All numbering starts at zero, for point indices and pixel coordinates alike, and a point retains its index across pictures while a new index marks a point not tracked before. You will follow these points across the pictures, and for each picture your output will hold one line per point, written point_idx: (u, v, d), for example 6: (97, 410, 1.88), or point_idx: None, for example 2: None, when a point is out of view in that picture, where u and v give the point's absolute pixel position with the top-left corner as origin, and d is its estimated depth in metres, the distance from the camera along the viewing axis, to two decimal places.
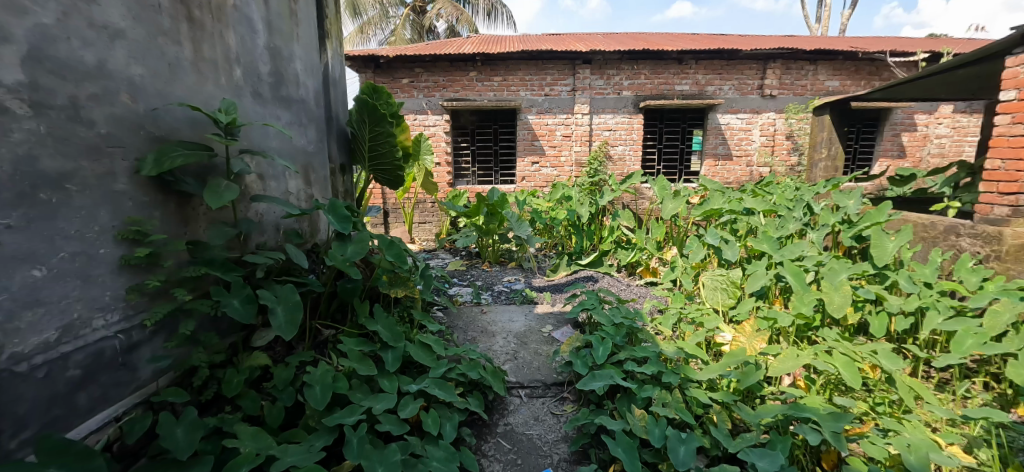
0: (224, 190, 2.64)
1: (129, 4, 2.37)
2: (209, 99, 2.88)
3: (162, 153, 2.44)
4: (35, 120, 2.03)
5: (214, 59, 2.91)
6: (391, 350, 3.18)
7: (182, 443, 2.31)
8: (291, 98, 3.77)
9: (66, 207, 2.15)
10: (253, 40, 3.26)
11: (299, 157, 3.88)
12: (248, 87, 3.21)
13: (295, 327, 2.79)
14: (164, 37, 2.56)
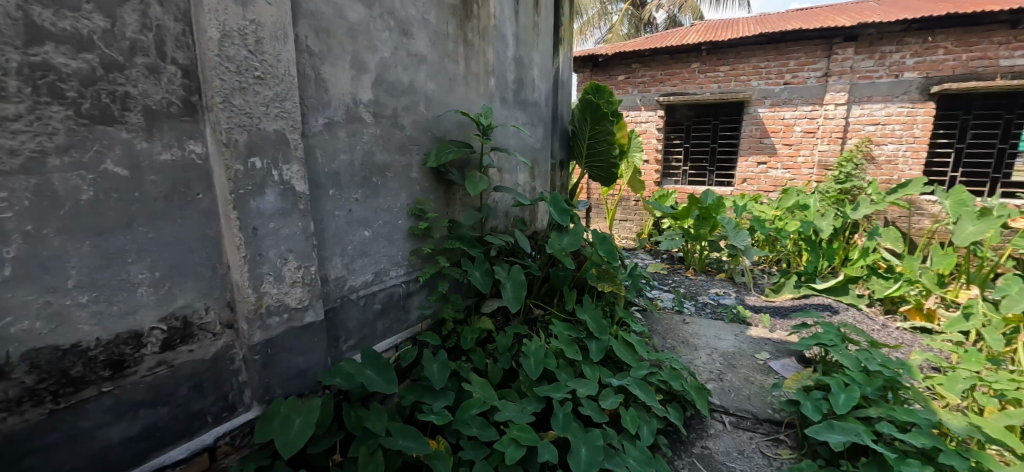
0: (479, 181, 3.15)
1: (429, 34, 3.06)
2: (472, 106, 3.56)
3: (439, 151, 3.04)
4: (374, 126, 2.72)
5: (479, 73, 3.57)
6: (596, 341, 3.32)
7: (438, 376, 2.66)
8: (529, 102, 4.36)
9: (385, 189, 2.86)
10: (507, 58, 3.92)
11: (528, 151, 4.47)
12: (500, 94, 3.85)
13: (520, 301, 3.18)
14: (449, 58, 3.26)
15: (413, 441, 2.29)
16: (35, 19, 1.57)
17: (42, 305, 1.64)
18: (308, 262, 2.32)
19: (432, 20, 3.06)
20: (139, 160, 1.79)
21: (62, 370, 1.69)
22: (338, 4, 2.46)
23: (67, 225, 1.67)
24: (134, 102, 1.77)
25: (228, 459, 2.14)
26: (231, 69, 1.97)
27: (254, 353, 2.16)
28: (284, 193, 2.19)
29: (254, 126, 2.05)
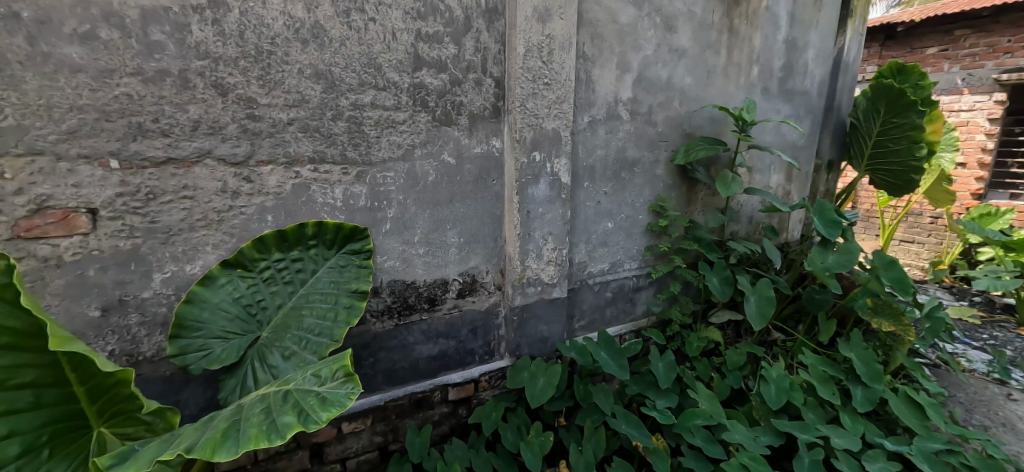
0: (732, 181, 2.23)
1: (694, 27, 2.23)
2: (747, 91, 2.47)
3: (690, 146, 2.25)
4: (632, 124, 2.17)
5: (763, 50, 2.45)
6: (862, 389, 2.11)
7: (693, 345, 2.28)
8: (854, 89, 2.90)
9: (633, 186, 2.25)
10: (777, 58, 2.52)
11: (791, 151, 2.74)
12: (795, 76, 2.61)
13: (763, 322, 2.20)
14: (724, 32, 2.31)
15: (663, 400, 2.02)
16: (419, 52, 1.66)
17: (399, 264, 1.79)
18: (563, 245, 2.07)
19: (701, 10, 2.22)
20: (462, 155, 1.82)
21: (404, 299, 1.84)
22: (612, 5, 1.98)
23: (421, 199, 1.78)
24: (465, 111, 1.79)
25: (487, 393, 2.08)
26: (530, 81, 1.82)
27: (513, 315, 2.04)
28: (553, 182, 1.97)
29: (539, 125, 1.88)
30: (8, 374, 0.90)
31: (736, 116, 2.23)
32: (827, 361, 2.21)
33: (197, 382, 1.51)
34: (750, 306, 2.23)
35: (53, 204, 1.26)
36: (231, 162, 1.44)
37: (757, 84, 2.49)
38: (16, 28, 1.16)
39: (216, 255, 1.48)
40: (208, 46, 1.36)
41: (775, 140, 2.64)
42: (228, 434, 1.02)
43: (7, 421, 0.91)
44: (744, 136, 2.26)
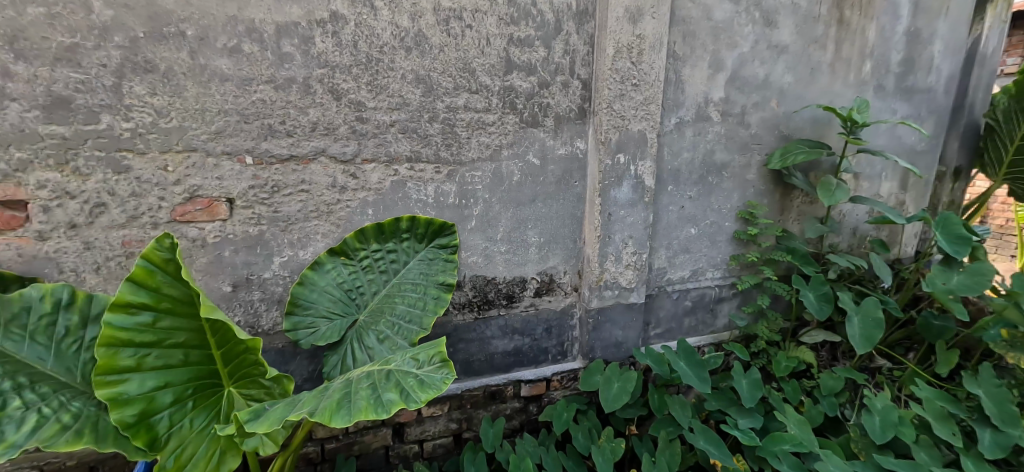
0: (837, 187, 2.07)
1: (798, 21, 2.09)
2: (855, 89, 2.27)
3: (788, 149, 2.12)
4: (723, 125, 2.09)
5: (873, 43, 2.23)
6: (993, 433, 1.86)
7: (781, 365, 2.14)
8: (989, 81, 2.53)
9: (720, 190, 2.16)
10: (896, 51, 2.28)
11: (910, 156, 2.47)
12: (914, 70, 2.34)
13: (871, 345, 2.01)
14: (825, 26, 2.14)
15: (746, 419, 1.93)
16: (511, 56, 1.72)
17: (481, 260, 1.87)
18: (643, 249, 2.04)
19: (806, 2, 2.08)
20: (546, 156, 1.85)
21: (484, 294, 1.91)
22: (708, 1, 1.92)
23: (506, 199, 1.84)
24: (551, 113, 1.82)
25: (559, 393, 2.10)
26: (618, 82, 1.81)
27: (589, 317, 2.04)
28: (637, 185, 1.95)
29: (625, 126, 1.87)
30: (165, 335, 1.06)
31: (844, 116, 2.06)
32: (947, 397, 1.97)
33: (303, 356, 1.68)
34: (853, 327, 2.07)
35: (201, 193, 1.47)
36: (341, 160, 1.59)
37: (869, 81, 2.28)
38: (181, 45, 1.36)
39: (324, 243, 1.64)
40: (328, 55, 1.50)
41: (888, 144, 2.40)
42: (342, 403, 1.14)
43: (162, 375, 1.08)
44: (853, 138, 2.08)
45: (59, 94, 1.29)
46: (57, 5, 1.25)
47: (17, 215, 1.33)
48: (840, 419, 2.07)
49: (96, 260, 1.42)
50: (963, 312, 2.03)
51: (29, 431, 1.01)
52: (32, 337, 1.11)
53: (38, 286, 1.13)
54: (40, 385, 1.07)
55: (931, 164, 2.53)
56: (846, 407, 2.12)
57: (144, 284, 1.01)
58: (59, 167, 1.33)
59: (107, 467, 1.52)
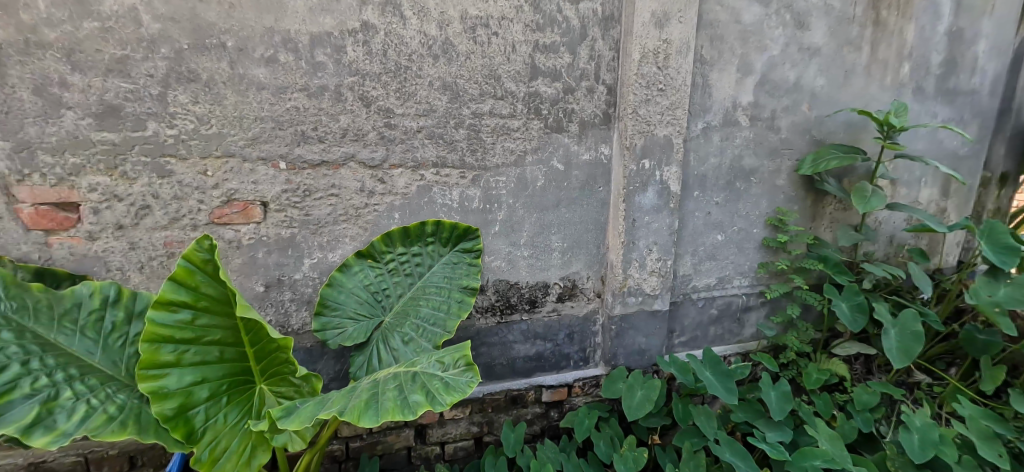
0: (872, 194, 2.02)
1: (831, 23, 2.05)
2: (891, 92, 2.21)
3: (821, 154, 2.08)
4: (752, 130, 2.06)
5: (911, 45, 2.17)
6: None
7: (812, 378, 2.09)
8: None
9: (748, 196, 2.13)
10: (936, 52, 2.21)
11: (952, 161, 2.38)
12: (956, 72, 2.26)
13: (909, 359, 1.95)
14: (860, 28, 2.09)
15: (775, 433, 1.89)
16: (536, 62, 1.73)
17: (504, 264, 1.89)
18: (668, 256, 2.03)
19: (839, 4, 2.04)
20: (570, 161, 1.86)
21: (507, 298, 1.93)
22: (736, 4, 1.90)
23: (530, 204, 1.85)
24: (576, 118, 1.83)
25: (580, 399, 2.09)
26: (644, 87, 1.81)
27: (612, 323, 2.04)
28: (662, 191, 1.94)
29: (650, 132, 1.86)
30: (203, 333, 1.10)
31: (880, 120, 2.01)
32: (994, 417, 1.89)
33: (330, 356, 1.73)
34: (890, 340, 2.01)
35: (238, 196, 1.53)
36: (370, 165, 1.63)
37: (907, 83, 2.21)
38: (222, 56, 1.42)
39: (352, 246, 1.68)
40: (358, 64, 1.54)
41: (929, 149, 2.33)
42: (370, 403, 1.16)
43: (200, 370, 1.12)
44: (889, 143, 2.03)
45: (111, 102, 1.37)
46: (110, 19, 1.32)
47: (71, 216, 1.41)
48: (874, 435, 2.00)
49: (140, 259, 1.50)
50: (1010, 327, 1.94)
51: (80, 421, 1.06)
52: (82, 330, 1.18)
53: (88, 284, 1.20)
54: (88, 377, 1.12)
55: (975, 168, 2.43)
56: (880, 424, 2.06)
57: (184, 283, 1.05)
58: (109, 172, 1.41)
59: (146, 457, 1.60)
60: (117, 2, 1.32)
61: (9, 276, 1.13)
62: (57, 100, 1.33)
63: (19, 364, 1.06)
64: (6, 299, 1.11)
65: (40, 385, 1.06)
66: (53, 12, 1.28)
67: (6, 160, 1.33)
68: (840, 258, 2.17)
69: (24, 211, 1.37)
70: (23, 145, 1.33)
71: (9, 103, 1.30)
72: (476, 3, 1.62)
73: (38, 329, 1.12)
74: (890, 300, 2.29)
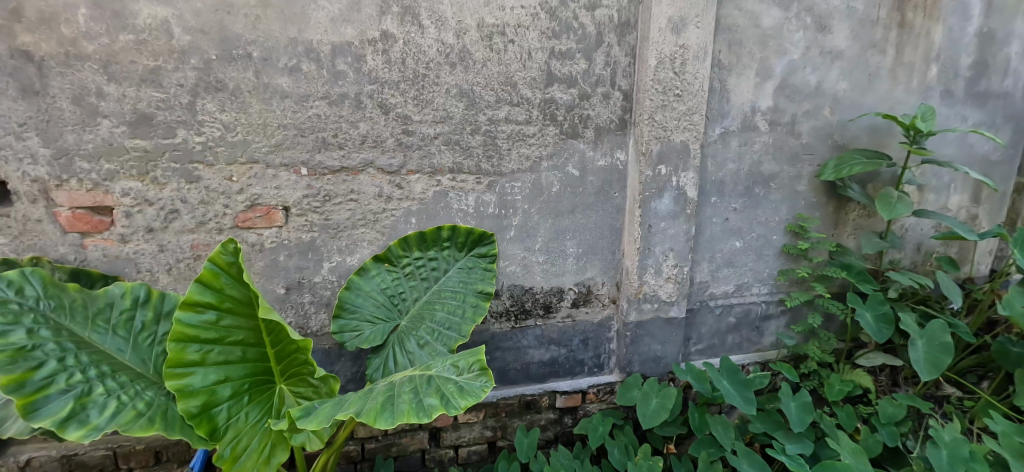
0: (897, 201, 1.98)
1: (854, 25, 2.03)
2: (917, 95, 2.17)
3: (843, 160, 2.05)
4: (771, 135, 2.04)
5: (938, 47, 2.13)
6: None
7: (834, 389, 2.06)
8: None
9: (767, 202, 2.11)
10: (966, 53, 2.17)
11: (983, 166, 2.33)
12: (986, 75, 2.22)
13: (937, 371, 1.91)
14: (884, 30, 2.06)
15: (794, 445, 1.87)
16: (552, 69, 1.75)
17: (519, 269, 1.90)
18: (684, 262, 2.02)
19: (862, 6, 2.01)
20: (586, 167, 1.87)
21: (521, 303, 1.94)
22: (755, 9, 1.90)
23: (545, 209, 1.86)
24: (591, 124, 1.84)
25: (594, 406, 2.09)
26: (660, 93, 1.81)
27: (627, 330, 2.03)
28: (678, 197, 1.93)
29: (666, 138, 1.86)
30: (226, 333, 1.14)
31: (907, 124, 1.97)
32: None
33: (347, 358, 1.76)
34: (916, 351, 1.97)
35: (261, 201, 1.57)
36: (388, 171, 1.66)
37: (935, 86, 2.18)
38: (248, 66, 1.47)
39: (370, 250, 1.71)
40: (378, 72, 1.58)
41: (958, 154, 2.28)
42: (386, 406, 1.18)
43: (223, 370, 1.16)
44: (916, 148, 1.99)
45: (143, 111, 1.42)
46: (144, 32, 1.38)
47: (105, 219, 1.47)
48: (899, 450, 1.96)
49: (168, 262, 1.55)
50: None
51: (111, 416, 1.10)
52: (114, 330, 1.23)
53: (120, 285, 1.27)
54: (119, 374, 1.16)
55: (1008, 173, 2.37)
56: (906, 439, 2.01)
57: (209, 285, 1.09)
58: (141, 177, 1.46)
59: (170, 453, 1.63)
60: (150, 16, 1.37)
61: (48, 275, 1.18)
62: (93, 109, 1.39)
63: (55, 361, 1.10)
64: (45, 298, 1.16)
65: (74, 381, 1.10)
66: (92, 26, 1.34)
67: (47, 166, 1.39)
68: (864, 266, 2.12)
69: (62, 214, 1.43)
70: (62, 152, 1.39)
71: (50, 112, 1.36)
72: (492, 12, 1.65)
73: (74, 327, 1.17)
74: (917, 310, 2.24)
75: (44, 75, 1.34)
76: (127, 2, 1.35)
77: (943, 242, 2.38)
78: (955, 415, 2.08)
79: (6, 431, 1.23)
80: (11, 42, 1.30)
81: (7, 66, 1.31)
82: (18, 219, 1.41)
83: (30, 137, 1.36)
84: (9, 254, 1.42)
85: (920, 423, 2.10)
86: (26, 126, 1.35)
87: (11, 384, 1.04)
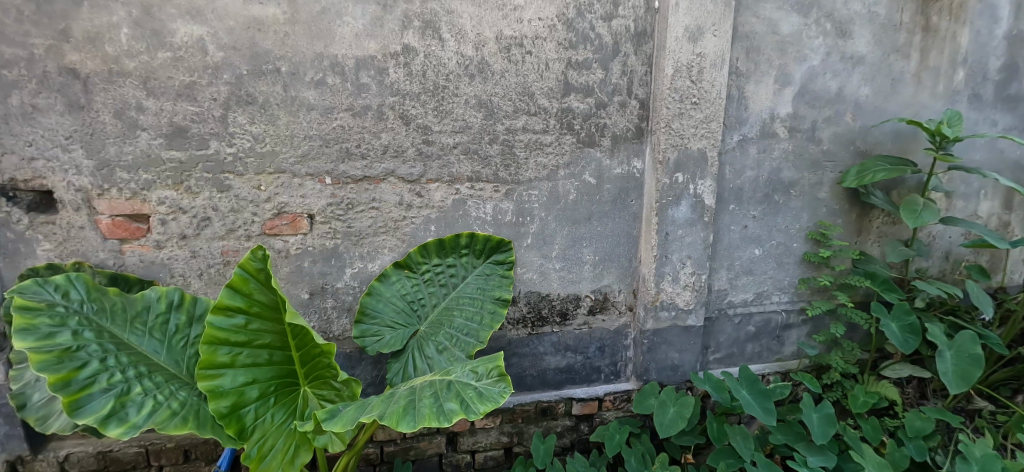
0: (923, 208, 1.95)
1: (876, 30, 2.01)
2: (942, 101, 2.14)
3: (867, 166, 2.02)
4: (791, 142, 2.03)
5: (964, 51, 2.10)
6: None
7: (858, 400, 2.01)
8: None
9: (787, 210, 2.09)
10: (996, 56, 2.14)
11: (1015, 172, 2.28)
12: (1014, 78, 2.17)
13: (967, 384, 1.87)
14: (907, 35, 2.04)
15: (817, 458, 1.84)
16: (569, 79, 1.77)
17: (536, 276, 1.92)
18: (702, 270, 2.01)
19: (885, 10, 2.00)
20: (602, 175, 1.88)
21: (538, 310, 1.95)
22: (773, 16, 1.90)
23: (562, 216, 1.88)
24: (608, 133, 1.85)
25: (611, 413, 2.08)
26: (677, 100, 1.82)
27: (643, 338, 2.03)
28: (695, 204, 1.93)
29: (684, 145, 1.86)
30: (254, 336, 1.18)
31: (932, 130, 1.95)
32: None
33: (368, 362, 1.79)
34: (945, 363, 1.93)
35: (288, 209, 1.62)
36: (408, 180, 1.70)
37: (963, 90, 2.14)
38: (277, 80, 1.52)
39: (390, 256, 1.75)
40: (400, 84, 1.62)
41: (988, 159, 2.24)
42: (407, 410, 1.20)
43: (250, 372, 1.20)
44: (942, 154, 1.96)
45: (179, 124, 1.48)
46: (181, 50, 1.44)
47: (142, 226, 1.53)
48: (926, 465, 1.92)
49: (200, 267, 1.60)
50: None
51: (148, 414, 1.15)
52: (150, 332, 1.28)
53: (156, 289, 1.31)
54: (155, 374, 1.21)
55: None
56: (934, 454, 1.96)
57: (239, 290, 1.13)
58: (175, 187, 1.52)
59: (199, 451, 1.68)
60: (187, 34, 1.44)
61: (90, 280, 1.25)
62: (133, 123, 1.45)
63: (98, 361, 1.15)
64: (88, 301, 1.22)
65: (115, 380, 1.15)
66: (133, 45, 1.41)
67: (90, 176, 1.46)
68: (889, 275, 2.09)
69: (103, 221, 1.50)
70: (104, 164, 1.46)
71: (94, 125, 1.43)
72: (511, 24, 1.68)
73: (114, 329, 1.23)
74: (946, 320, 2.19)
75: (88, 91, 1.41)
76: (165, 21, 1.42)
77: (972, 250, 2.33)
78: (986, 429, 2.02)
79: (50, 428, 1.31)
80: (60, 60, 1.37)
81: (55, 83, 1.38)
82: (62, 226, 1.47)
83: (75, 150, 1.43)
84: (53, 259, 1.49)
85: (950, 437, 2.05)
86: (71, 140, 1.43)
87: (57, 383, 1.09)
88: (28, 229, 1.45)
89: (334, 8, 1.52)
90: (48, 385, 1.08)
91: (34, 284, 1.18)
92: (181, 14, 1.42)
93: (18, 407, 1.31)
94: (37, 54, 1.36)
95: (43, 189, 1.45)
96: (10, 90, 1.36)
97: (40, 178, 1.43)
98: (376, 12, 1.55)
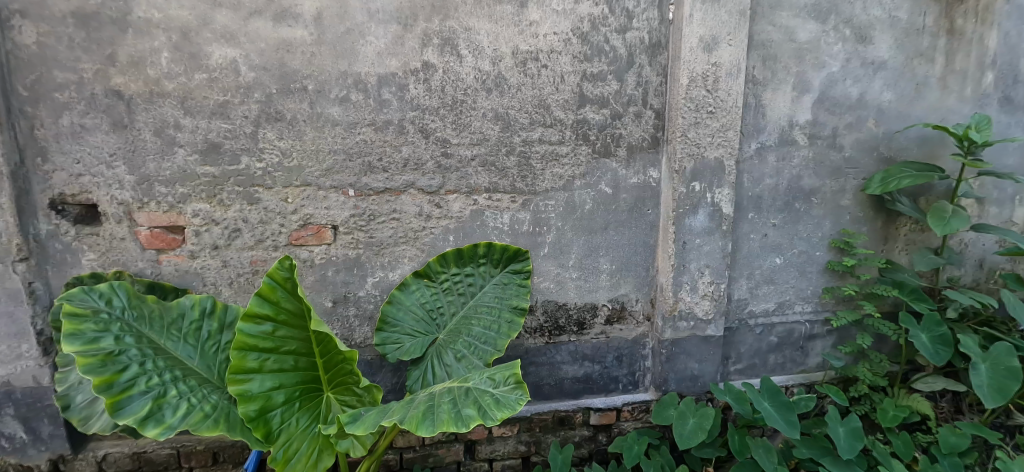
0: (952, 215, 1.91)
1: (898, 35, 2.00)
2: (966, 106, 2.11)
3: (891, 173, 2.00)
4: (810, 149, 2.02)
5: (990, 53, 2.07)
6: None
7: (889, 415, 1.98)
8: None
9: (809, 218, 2.08)
10: None
11: None
12: None
13: (1003, 398, 1.82)
14: (930, 38, 2.03)
15: None
16: (584, 91, 1.80)
17: (553, 285, 1.94)
18: (721, 279, 2.01)
19: (905, 15, 1.99)
20: (618, 185, 1.90)
21: (556, 319, 1.97)
22: (790, 23, 1.90)
23: (578, 226, 1.90)
24: (624, 143, 1.87)
25: (630, 424, 2.08)
26: (692, 110, 1.83)
27: (662, 347, 2.03)
28: (713, 213, 1.94)
29: (700, 155, 1.87)
30: (280, 343, 1.23)
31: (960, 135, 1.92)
32: None
33: (389, 369, 1.83)
34: (980, 376, 1.88)
35: (313, 220, 1.68)
36: (428, 191, 1.74)
37: (991, 94, 2.11)
38: (304, 98, 1.59)
39: (410, 266, 1.79)
40: (420, 99, 1.67)
41: (1021, 164, 2.19)
42: (426, 415, 1.24)
43: (277, 377, 1.24)
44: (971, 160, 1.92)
45: (213, 141, 1.55)
46: (215, 71, 1.51)
47: (177, 237, 1.60)
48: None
49: (230, 276, 1.66)
50: None
51: (182, 416, 1.20)
52: (185, 337, 1.34)
53: (190, 296, 1.37)
54: (189, 378, 1.27)
55: None
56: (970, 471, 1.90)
57: (267, 298, 1.18)
58: (209, 200, 1.59)
59: (227, 454, 1.73)
60: (221, 57, 1.51)
61: (131, 289, 1.32)
62: (172, 140, 1.53)
63: (137, 364, 1.21)
64: (129, 308, 1.29)
65: (152, 383, 1.20)
66: (173, 67, 1.49)
67: (131, 191, 1.54)
68: (917, 283, 2.05)
69: (142, 232, 1.57)
70: (144, 179, 1.54)
71: (135, 143, 1.51)
72: (527, 39, 1.72)
73: (152, 335, 1.29)
74: (981, 331, 2.12)
75: (131, 111, 1.49)
76: (201, 45, 1.49)
77: (1006, 258, 2.28)
78: None
79: (91, 428, 1.37)
80: (106, 83, 1.46)
81: (101, 104, 1.47)
82: (105, 237, 1.55)
83: (118, 167, 1.51)
84: (96, 268, 1.56)
85: (987, 454, 1.99)
86: (115, 156, 1.51)
87: (101, 384, 1.14)
88: (73, 240, 1.53)
89: (357, 28, 1.59)
90: (92, 386, 1.13)
91: (82, 292, 1.25)
92: (216, 38, 1.50)
93: (62, 407, 1.38)
94: (85, 77, 1.45)
95: (89, 203, 1.53)
96: (61, 111, 1.45)
97: (86, 192, 1.51)
98: (396, 31, 1.61)
